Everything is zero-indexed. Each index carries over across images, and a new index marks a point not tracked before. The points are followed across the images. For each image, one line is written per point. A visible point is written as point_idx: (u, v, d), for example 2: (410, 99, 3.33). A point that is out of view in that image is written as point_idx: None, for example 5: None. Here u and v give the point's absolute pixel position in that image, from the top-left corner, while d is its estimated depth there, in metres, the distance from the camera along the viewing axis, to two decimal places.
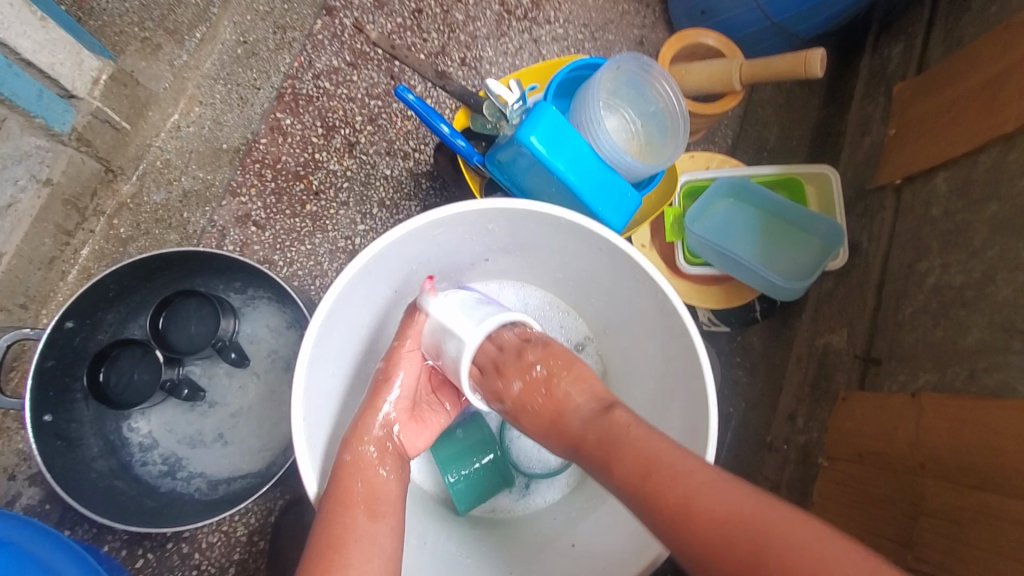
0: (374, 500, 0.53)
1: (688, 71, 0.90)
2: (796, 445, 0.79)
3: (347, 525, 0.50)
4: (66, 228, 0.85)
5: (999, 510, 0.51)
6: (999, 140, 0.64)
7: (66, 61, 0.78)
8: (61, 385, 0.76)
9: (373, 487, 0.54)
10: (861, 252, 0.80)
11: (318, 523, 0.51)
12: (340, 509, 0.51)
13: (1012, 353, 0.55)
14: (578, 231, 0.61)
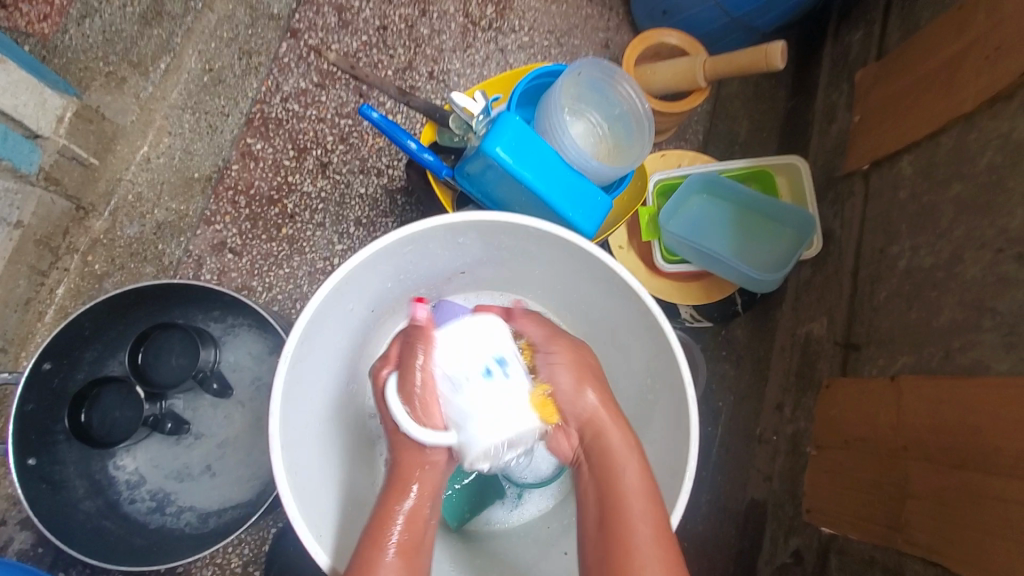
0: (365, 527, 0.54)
1: (653, 71, 0.91)
2: (785, 435, 0.80)
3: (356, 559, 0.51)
4: (40, 269, 0.84)
5: (982, 488, 0.51)
6: (958, 121, 0.65)
7: (29, 102, 0.77)
8: (42, 428, 0.75)
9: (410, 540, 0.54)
10: (835, 239, 0.80)
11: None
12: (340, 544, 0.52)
13: (984, 331, 0.55)
14: (548, 239, 0.61)
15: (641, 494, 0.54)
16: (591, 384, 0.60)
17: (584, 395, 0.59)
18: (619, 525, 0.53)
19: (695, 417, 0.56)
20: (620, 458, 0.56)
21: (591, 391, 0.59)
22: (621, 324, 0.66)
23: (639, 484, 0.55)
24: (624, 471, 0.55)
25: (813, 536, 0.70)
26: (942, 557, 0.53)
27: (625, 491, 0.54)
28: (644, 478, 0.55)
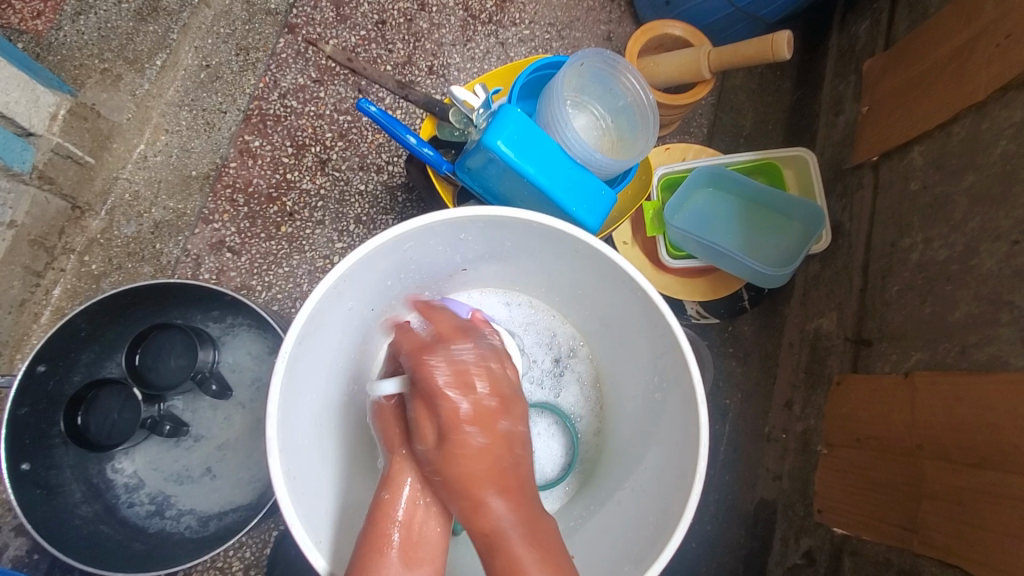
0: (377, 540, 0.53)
1: (657, 63, 0.89)
2: (795, 434, 0.79)
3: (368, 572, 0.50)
4: (34, 269, 0.84)
5: (1002, 488, 0.49)
6: (971, 110, 0.63)
7: (20, 99, 0.77)
8: (38, 432, 0.74)
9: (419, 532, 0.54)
10: (844, 232, 0.79)
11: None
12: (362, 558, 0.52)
13: (1001, 326, 0.53)
14: (552, 233, 0.59)
15: (525, 534, 0.49)
16: (484, 456, 0.52)
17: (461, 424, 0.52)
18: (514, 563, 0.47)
19: (705, 414, 0.55)
20: (481, 495, 0.51)
21: (481, 431, 0.52)
22: (626, 321, 0.65)
23: (523, 527, 0.49)
24: (485, 512, 0.50)
25: (826, 537, 0.69)
26: (958, 559, 0.51)
27: (509, 549, 0.48)
28: (522, 512, 0.50)
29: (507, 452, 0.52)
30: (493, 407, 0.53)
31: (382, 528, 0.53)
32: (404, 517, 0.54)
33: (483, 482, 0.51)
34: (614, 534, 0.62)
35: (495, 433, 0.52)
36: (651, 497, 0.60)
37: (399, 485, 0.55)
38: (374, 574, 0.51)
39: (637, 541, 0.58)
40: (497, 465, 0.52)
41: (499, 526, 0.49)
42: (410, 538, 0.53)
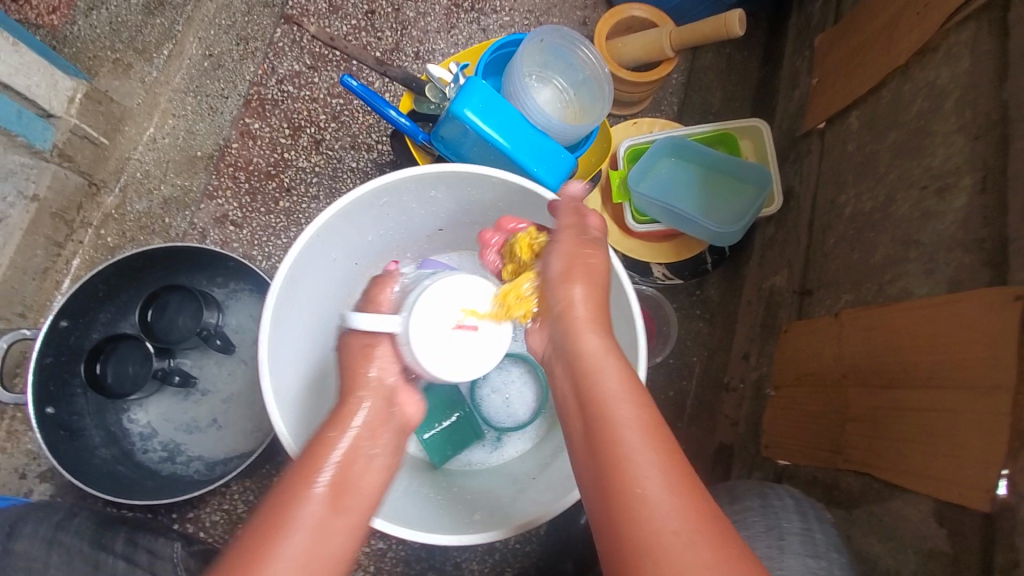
0: (303, 467, 0.54)
1: (624, 44, 0.96)
2: (751, 382, 0.85)
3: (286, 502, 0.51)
4: (56, 240, 0.91)
5: (907, 402, 0.56)
6: (895, 74, 0.70)
7: (41, 83, 0.84)
8: (61, 380, 0.82)
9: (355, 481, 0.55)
10: (795, 194, 0.85)
11: (270, 512, 0.51)
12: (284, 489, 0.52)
13: (909, 262, 0.61)
14: (509, 189, 0.66)
15: (645, 424, 0.47)
16: (600, 333, 0.54)
17: (581, 309, 0.55)
18: (625, 462, 0.45)
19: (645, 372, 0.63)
20: (604, 394, 0.49)
21: (592, 324, 0.55)
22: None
23: (640, 415, 0.48)
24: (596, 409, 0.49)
25: (771, 469, 0.75)
26: (877, 469, 0.58)
27: (627, 458, 0.45)
28: (649, 411, 0.48)
29: (603, 336, 0.54)
30: (591, 301, 0.56)
31: (319, 460, 0.55)
32: (344, 458, 0.56)
33: (624, 386, 0.50)
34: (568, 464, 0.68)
35: (592, 327, 0.55)
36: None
37: (347, 426, 0.59)
38: (296, 500, 0.51)
39: None
40: (617, 360, 0.52)
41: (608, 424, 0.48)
42: (344, 481, 0.54)
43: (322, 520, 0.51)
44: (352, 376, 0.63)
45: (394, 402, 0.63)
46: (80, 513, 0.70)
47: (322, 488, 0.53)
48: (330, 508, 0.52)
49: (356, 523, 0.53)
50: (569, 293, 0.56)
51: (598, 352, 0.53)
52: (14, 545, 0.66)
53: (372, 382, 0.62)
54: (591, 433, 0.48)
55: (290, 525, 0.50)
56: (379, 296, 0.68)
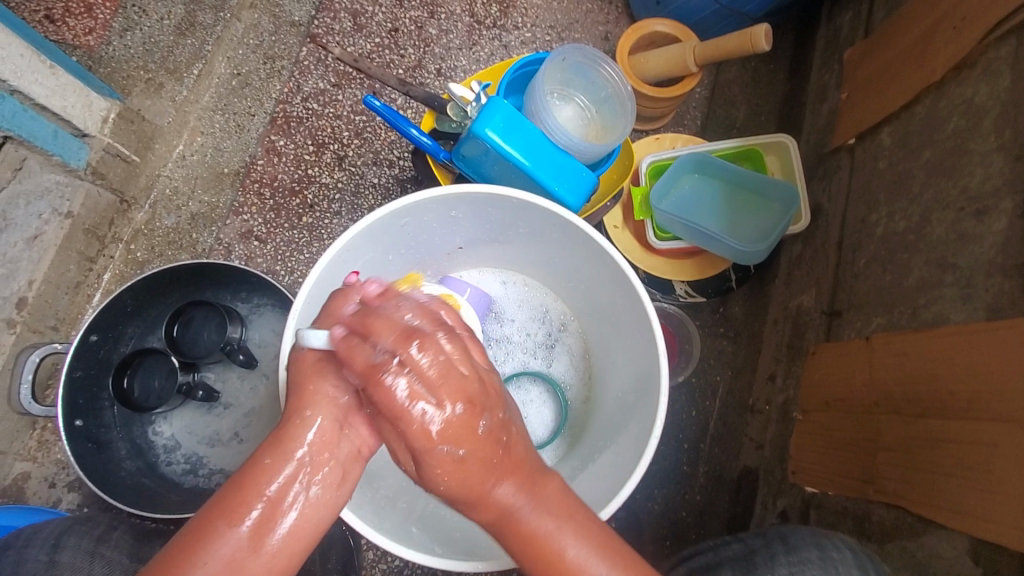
0: (234, 496, 0.45)
1: (647, 59, 0.95)
2: (776, 404, 0.83)
3: (208, 540, 0.44)
4: (88, 255, 0.94)
5: (943, 434, 0.54)
6: (929, 90, 0.68)
7: (76, 104, 0.87)
8: (90, 394, 0.84)
9: (293, 521, 0.46)
10: (823, 212, 0.83)
11: (174, 544, 0.44)
12: (212, 520, 0.44)
13: (945, 285, 0.60)
14: (529, 209, 0.66)
15: (540, 510, 0.45)
16: (470, 447, 0.42)
17: (454, 424, 0.41)
18: (534, 538, 0.45)
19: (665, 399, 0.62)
20: (481, 489, 0.44)
21: (462, 443, 0.42)
22: (612, 301, 0.71)
23: (535, 508, 0.45)
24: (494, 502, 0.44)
25: (798, 495, 0.73)
26: (909, 503, 0.56)
27: (572, 572, 0.45)
28: (541, 501, 0.45)
29: (491, 445, 0.43)
30: (466, 414, 0.42)
31: (244, 494, 0.45)
32: (275, 494, 0.46)
33: (485, 476, 0.43)
34: (588, 488, 0.67)
35: (473, 436, 0.42)
36: (611, 474, 0.65)
37: (287, 454, 0.47)
38: (212, 541, 0.44)
39: (605, 492, 0.64)
40: (484, 462, 0.43)
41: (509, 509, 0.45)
42: (275, 518, 0.45)
43: (239, 562, 0.44)
44: (297, 390, 0.49)
45: (348, 423, 0.49)
46: (118, 528, 0.69)
47: (246, 526, 0.44)
48: (250, 549, 0.44)
49: (277, 564, 0.45)
50: (428, 424, 0.41)
51: (500, 454, 0.44)
52: (58, 557, 0.63)
53: (324, 403, 0.48)
54: (498, 523, 0.45)
55: (199, 563, 0.43)
56: (341, 304, 0.54)
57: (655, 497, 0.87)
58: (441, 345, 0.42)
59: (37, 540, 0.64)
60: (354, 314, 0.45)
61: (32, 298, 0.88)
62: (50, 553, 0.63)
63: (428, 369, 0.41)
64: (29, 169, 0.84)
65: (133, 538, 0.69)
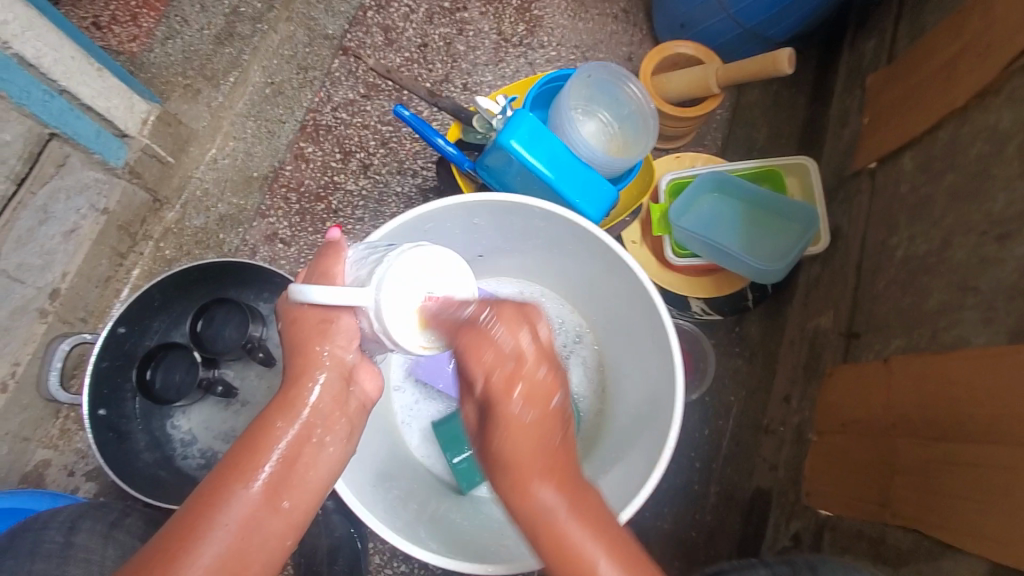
0: (247, 459, 0.50)
1: (670, 79, 0.97)
2: (791, 425, 0.82)
3: (225, 498, 0.49)
4: (120, 251, 0.97)
5: (960, 457, 0.54)
6: (953, 116, 0.68)
7: (119, 105, 0.90)
8: (114, 384, 0.86)
9: (308, 475, 0.52)
10: (842, 234, 0.83)
11: (193, 501, 0.49)
12: (226, 478, 0.49)
13: (965, 309, 0.60)
14: (551, 219, 0.67)
15: (574, 514, 0.48)
16: (545, 434, 0.49)
17: (546, 391, 0.50)
18: (566, 547, 0.47)
19: (680, 411, 0.62)
20: (528, 481, 0.48)
21: (534, 406, 0.49)
22: (629, 313, 0.71)
23: (572, 506, 0.48)
24: (534, 503, 0.48)
25: (811, 517, 0.73)
26: (926, 526, 0.56)
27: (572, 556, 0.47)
28: (580, 503, 0.48)
29: (554, 431, 0.50)
30: (544, 383, 0.50)
31: (258, 457, 0.50)
32: (288, 450, 0.51)
33: (535, 468, 0.49)
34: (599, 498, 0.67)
35: (544, 408, 0.50)
36: (623, 485, 0.66)
37: (296, 416, 0.52)
38: (226, 500, 0.48)
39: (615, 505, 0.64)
40: (542, 445, 0.49)
41: (544, 506, 0.48)
42: (288, 474, 0.51)
43: (253, 518, 0.49)
44: (302, 352, 0.54)
45: (354, 378, 0.56)
46: (132, 514, 0.70)
47: (259, 485, 0.50)
48: (266, 504, 0.49)
49: (294, 516, 0.51)
50: (512, 386, 0.49)
51: (559, 443, 0.50)
52: (74, 539, 0.65)
53: (327, 359, 0.54)
54: (532, 519, 0.48)
55: (218, 523, 0.48)
56: (332, 269, 0.56)
57: (665, 515, 0.87)
58: (523, 338, 0.50)
59: (54, 522, 0.65)
60: (464, 308, 0.52)
61: (65, 289, 0.91)
62: (66, 535, 0.65)
63: (509, 351, 0.49)
64: (71, 166, 0.87)
65: (145, 524, 0.70)
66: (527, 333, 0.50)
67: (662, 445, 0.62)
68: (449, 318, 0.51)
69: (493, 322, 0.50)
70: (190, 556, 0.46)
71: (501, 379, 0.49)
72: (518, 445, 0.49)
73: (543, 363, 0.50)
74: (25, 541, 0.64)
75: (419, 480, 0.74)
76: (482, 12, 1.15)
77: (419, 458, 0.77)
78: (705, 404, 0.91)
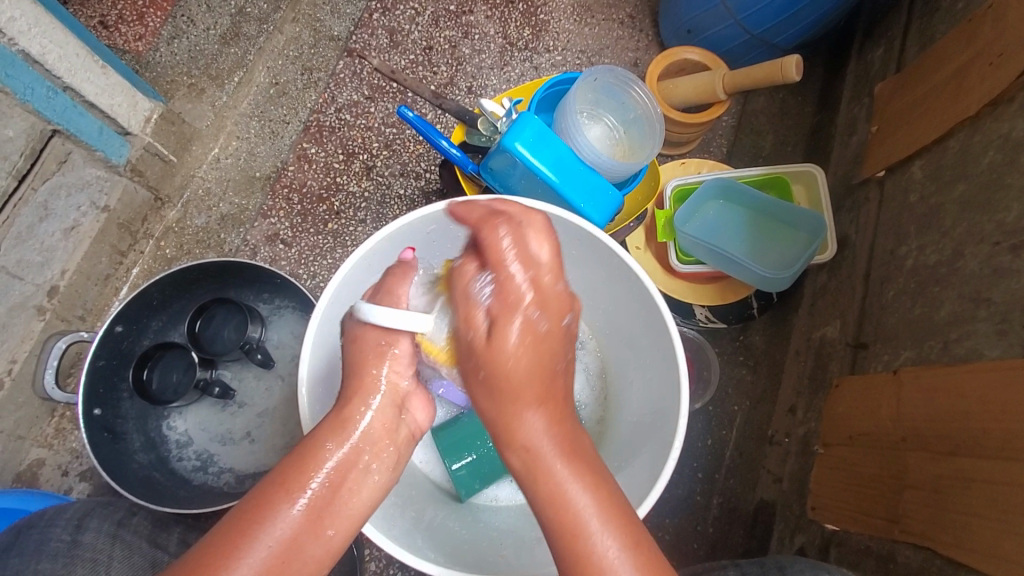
0: (294, 474, 0.48)
1: (675, 85, 0.96)
2: (796, 437, 0.80)
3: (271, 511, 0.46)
4: (120, 249, 0.96)
5: (973, 473, 0.53)
6: (963, 125, 0.67)
7: (123, 103, 0.90)
8: (110, 384, 0.85)
9: (348, 500, 0.50)
10: (850, 243, 0.82)
11: (237, 509, 0.47)
12: (272, 490, 0.47)
13: (978, 321, 0.59)
14: (555, 224, 0.66)
15: (563, 446, 0.48)
16: (542, 353, 0.49)
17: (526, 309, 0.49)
18: (547, 477, 0.47)
19: (684, 422, 0.61)
20: (520, 407, 0.48)
21: (544, 312, 0.49)
22: (634, 323, 0.70)
23: (560, 446, 0.48)
24: (520, 425, 0.48)
25: (817, 532, 0.71)
26: (937, 544, 0.54)
27: (555, 485, 0.46)
28: (564, 432, 0.48)
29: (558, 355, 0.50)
30: (555, 297, 0.50)
31: (304, 473, 0.48)
32: (335, 474, 0.49)
33: (528, 394, 0.48)
34: None
35: (558, 320, 0.50)
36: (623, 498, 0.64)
37: (344, 439, 0.51)
38: (271, 511, 0.46)
39: None
40: (539, 371, 0.49)
41: (534, 436, 0.48)
42: (333, 498, 0.48)
43: (298, 535, 0.46)
44: (355, 374, 0.54)
45: (405, 407, 0.56)
46: (140, 513, 0.68)
47: (303, 505, 0.47)
48: (309, 525, 0.47)
49: (335, 542, 0.48)
50: (507, 335, 0.48)
51: (557, 371, 0.50)
52: (83, 537, 0.63)
53: (384, 385, 0.54)
54: (524, 446, 0.48)
55: (260, 543, 0.45)
56: (397, 289, 0.56)
57: (667, 526, 0.85)
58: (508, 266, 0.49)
59: (62, 521, 0.64)
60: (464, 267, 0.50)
61: (63, 286, 0.90)
62: (73, 533, 0.64)
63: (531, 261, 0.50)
64: (73, 162, 0.86)
65: (154, 523, 0.68)
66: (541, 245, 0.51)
67: (667, 455, 0.61)
68: (479, 212, 0.53)
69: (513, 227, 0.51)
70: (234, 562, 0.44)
71: (512, 296, 0.49)
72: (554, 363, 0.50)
73: (559, 276, 0.50)
74: (30, 539, 0.63)
75: (417, 485, 0.73)
76: (488, 16, 1.15)
77: (416, 463, 0.76)
78: (709, 414, 0.89)
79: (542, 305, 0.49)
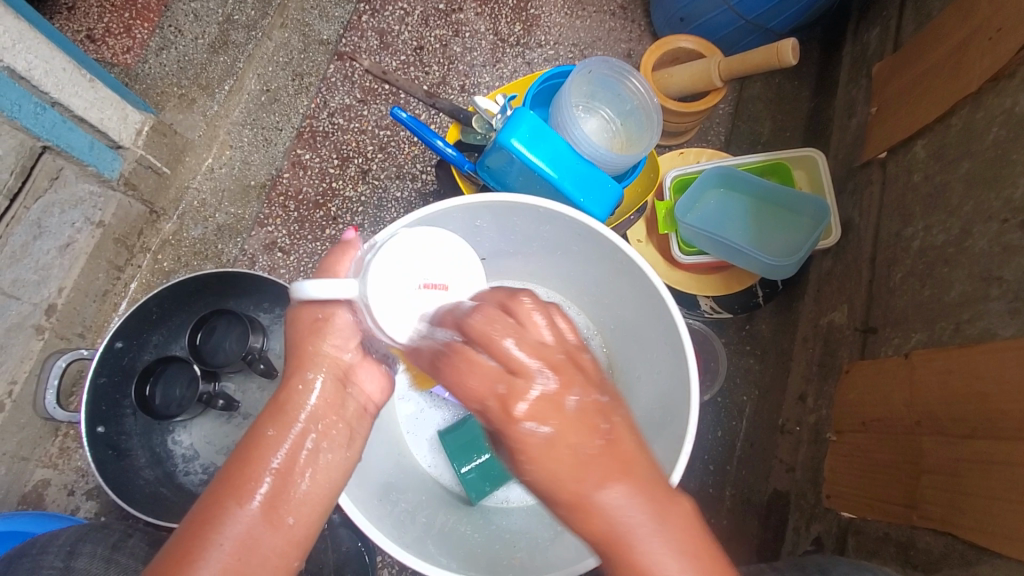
0: (245, 472, 0.49)
1: (670, 75, 0.95)
2: (807, 425, 0.79)
3: (223, 515, 0.47)
4: (117, 264, 0.95)
5: (993, 455, 0.52)
6: (966, 101, 0.66)
7: (113, 117, 0.88)
8: (112, 401, 0.84)
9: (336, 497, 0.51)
10: (854, 227, 0.81)
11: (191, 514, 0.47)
12: (225, 491, 0.48)
13: (990, 300, 0.58)
14: (554, 219, 0.65)
15: (655, 530, 0.41)
16: (591, 448, 0.41)
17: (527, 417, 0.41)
18: None
19: (695, 415, 0.60)
20: (580, 495, 0.41)
21: (546, 421, 0.41)
22: (641, 317, 0.69)
23: (646, 513, 0.41)
24: (598, 515, 0.41)
25: (833, 521, 0.70)
26: (958, 529, 0.54)
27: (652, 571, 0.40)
28: (649, 505, 0.41)
29: (588, 434, 0.42)
30: (547, 391, 0.41)
31: (253, 471, 0.49)
32: (285, 461, 0.50)
33: (590, 480, 0.41)
34: None
35: (562, 412, 0.41)
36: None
37: (289, 423, 0.52)
38: (222, 513, 0.47)
39: None
40: (580, 457, 0.41)
41: (617, 524, 0.41)
42: (288, 488, 0.49)
43: (253, 533, 0.47)
44: (297, 352, 0.54)
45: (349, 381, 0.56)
46: (133, 535, 0.68)
47: (257, 501, 0.48)
48: (265, 518, 0.48)
49: (295, 532, 0.48)
50: (517, 403, 0.41)
51: (598, 450, 0.42)
52: (72, 564, 0.62)
53: (326, 360, 0.54)
54: (597, 538, 0.41)
55: (214, 543, 0.45)
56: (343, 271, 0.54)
57: None
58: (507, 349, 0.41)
59: (53, 547, 0.63)
60: (443, 332, 0.46)
61: (61, 304, 0.89)
62: (65, 560, 0.63)
63: (499, 370, 0.41)
64: (65, 178, 0.85)
65: (149, 546, 0.68)
66: (514, 336, 0.42)
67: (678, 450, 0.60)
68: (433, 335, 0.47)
69: (472, 345, 0.43)
70: (195, 565, 0.44)
71: (503, 392, 0.41)
72: (547, 464, 0.41)
73: (552, 348, 0.42)
74: (20, 567, 0.61)
75: (426, 491, 0.72)
76: (478, 13, 1.14)
77: (425, 469, 0.75)
78: (718, 404, 0.89)
79: (501, 377, 0.41)
